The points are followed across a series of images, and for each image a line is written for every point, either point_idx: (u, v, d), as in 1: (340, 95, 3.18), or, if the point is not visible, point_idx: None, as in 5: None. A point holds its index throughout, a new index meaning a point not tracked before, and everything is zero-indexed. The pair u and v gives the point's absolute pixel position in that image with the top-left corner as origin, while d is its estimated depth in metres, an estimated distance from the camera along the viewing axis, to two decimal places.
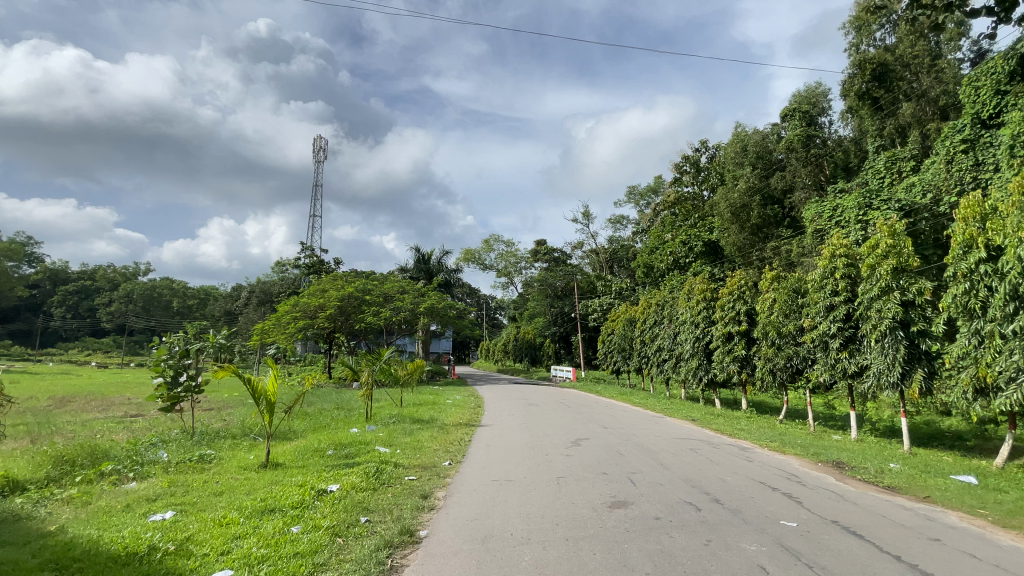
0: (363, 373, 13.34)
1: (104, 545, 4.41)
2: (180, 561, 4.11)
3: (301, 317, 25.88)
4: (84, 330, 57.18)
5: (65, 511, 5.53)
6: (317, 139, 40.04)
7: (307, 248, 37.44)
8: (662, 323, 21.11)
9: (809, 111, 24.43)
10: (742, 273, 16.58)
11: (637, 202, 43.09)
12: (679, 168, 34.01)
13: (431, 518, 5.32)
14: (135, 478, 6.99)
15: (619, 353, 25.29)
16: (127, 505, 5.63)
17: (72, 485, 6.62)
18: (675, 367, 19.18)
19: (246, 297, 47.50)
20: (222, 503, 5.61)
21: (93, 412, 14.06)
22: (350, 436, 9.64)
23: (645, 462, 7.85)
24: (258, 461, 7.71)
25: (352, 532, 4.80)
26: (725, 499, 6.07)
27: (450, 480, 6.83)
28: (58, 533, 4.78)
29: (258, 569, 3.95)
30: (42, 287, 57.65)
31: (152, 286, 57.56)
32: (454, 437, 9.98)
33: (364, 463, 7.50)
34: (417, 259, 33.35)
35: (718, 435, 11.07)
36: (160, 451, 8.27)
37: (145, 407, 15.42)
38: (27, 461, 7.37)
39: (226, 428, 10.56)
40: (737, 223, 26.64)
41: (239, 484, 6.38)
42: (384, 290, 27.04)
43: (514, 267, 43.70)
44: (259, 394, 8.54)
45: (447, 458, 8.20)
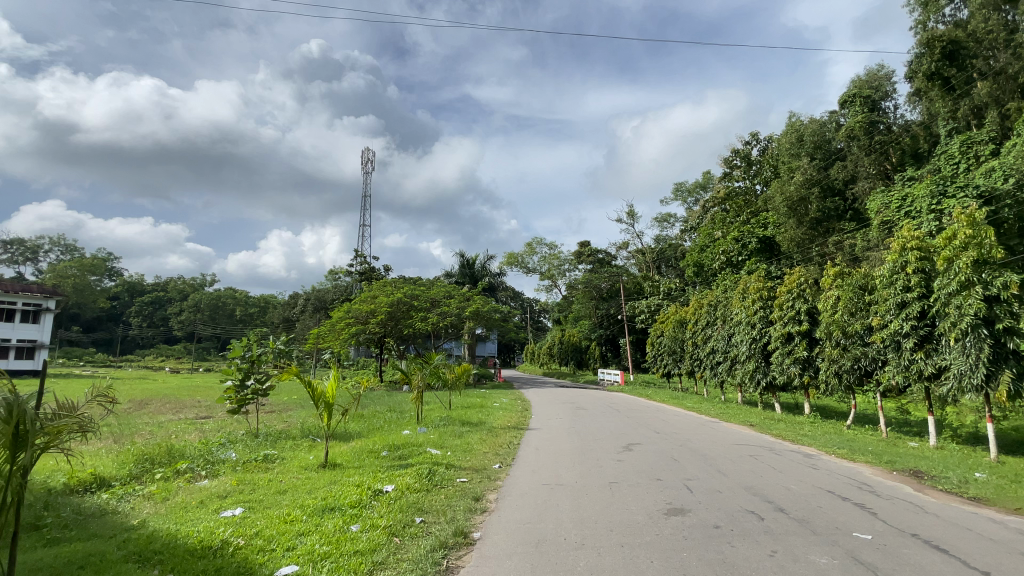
0: (413, 376, 13.65)
1: (181, 539, 4.71)
2: (252, 555, 4.33)
3: (353, 322, 26.78)
4: (158, 338, 61.50)
5: (147, 507, 5.96)
6: (365, 152, 41.61)
7: (359, 255, 38.85)
8: (715, 324, 20.35)
9: (871, 96, 23.28)
10: (801, 270, 15.81)
11: (685, 199, 41.90)
12: (728, 162, 32.75)
13: (484, 520, 5.34)
14: (207, 476, 7.46)
15: (669, 357, 24.51)
16: (200, 501, 5.99)
17: (152, 482, 7.12)
18: (730, 370, 18.41)
19: (302, 304, 49.79)
20: (286, 501, 5.86)
21: (166, 414, 15.06)
22: (403, 438, 9.87)
23: (702, 468, 7.57)
24: (318, 461, 8.03)
25: (408, 532, 4.89)
26: (790, 508, 5.74)
27: (502, 483, 6.82)
28: (140, 527, 5.14)
29: (322, 566, 4.09)
30: (121, 298, 62.42)
31: (217, 296, 61.08)
32: (504, 439, 10.02)
33: (417, 464, 7.68)
34: (461, 264, 33.86)
35: (779, 441, 10.54)
36: (229, 451, 8.78)
37: (213, 409, 16.44)
38: (115, 459, 8.00)
39: (288, 430, 11.09)
40: (794, 217, 25.24)
41: (299, 484, 6.62)
42: (430, 296, 27.64)
43: (557, 269, 43.35)
44: (318, 397, 8.91)
45: (497, 461, 8.22)
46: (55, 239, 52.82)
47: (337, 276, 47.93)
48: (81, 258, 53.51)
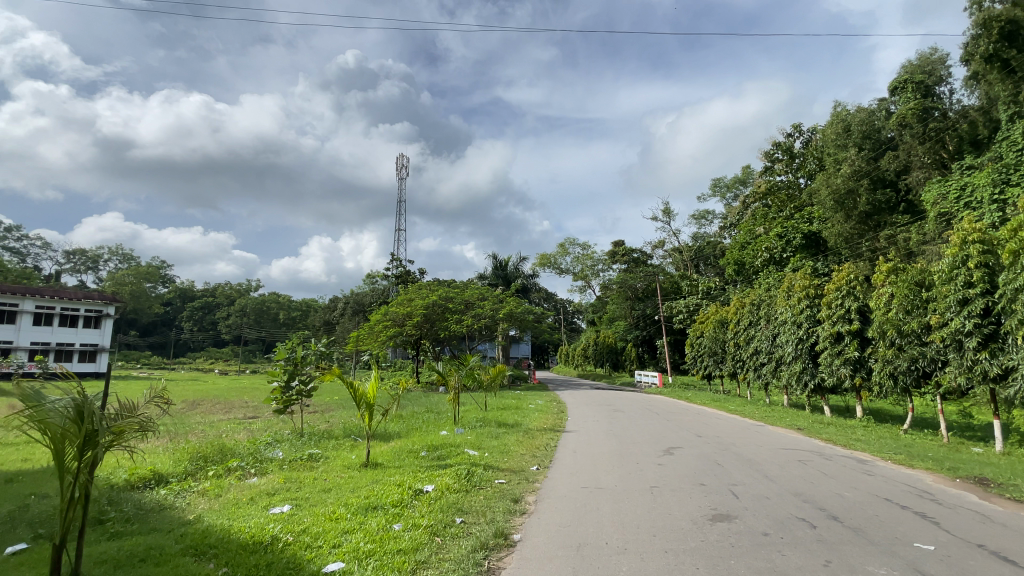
0: (450, 377, 13.80)
1: (234, 534, 4.91)
2: (300, 552, 4.46)
3: (390, 325, 27.26)
4: (208, 341, 64.54)
5: (201, 503, 6.25)
6: (400, 158, 42.50)
7: (395, 259, 39.67)
8: (758, 323, 19.66)
9: (924, 81, 22.15)
10: (851, 266, 15.11)
11: (723, 194, 40.75)
12: (769, 156, 31.66)
13: (524, 522, 5.33)
14: (255, 474, 7.75)
15: (709, 358, 23.82)
16: (250, 498, 6.23)
17: (205, 479, 7.47)
18: (775, 372, 17.74)
19: (341, 308, 51.21)
20: (331, 499, 6.04)
21: (217, 414, 15.77)
22: (441, 439, 9.99)
23: (747, 473, 7.32)
24: (360, 460, 8.22)
25: (449, 532, 4.93)
26: (844, 517, 5.47)
27: (540, 485, 6.79)
28: (196, 522, 5.40)
29: (366, 564, 4.18)
30: (174, 304, 65.82)
31: (262, 301, 63.51)
32: (541, 441, 9.99)
33: (456, 464, 7.74)
34: (494, 266, 34.03)
35: (829, 445, 10.08)
36: (276, 450, 9.11)
37: (260, 410, 17.13)
38: (171, 457, 8.44)
39: (331, 429, 11.42)
40: (841, 211, 24.08)
41: (343, 483, 6.78)
42: (464, 298, 27.88)
43: (591, 270, 42.89)
44: (360, 397, 9.14)
45: (535, 463, 8.20)
46: (114, 249, 56.28)
47: (374, 280, 49.08)
48: (138, 267, 56.79)
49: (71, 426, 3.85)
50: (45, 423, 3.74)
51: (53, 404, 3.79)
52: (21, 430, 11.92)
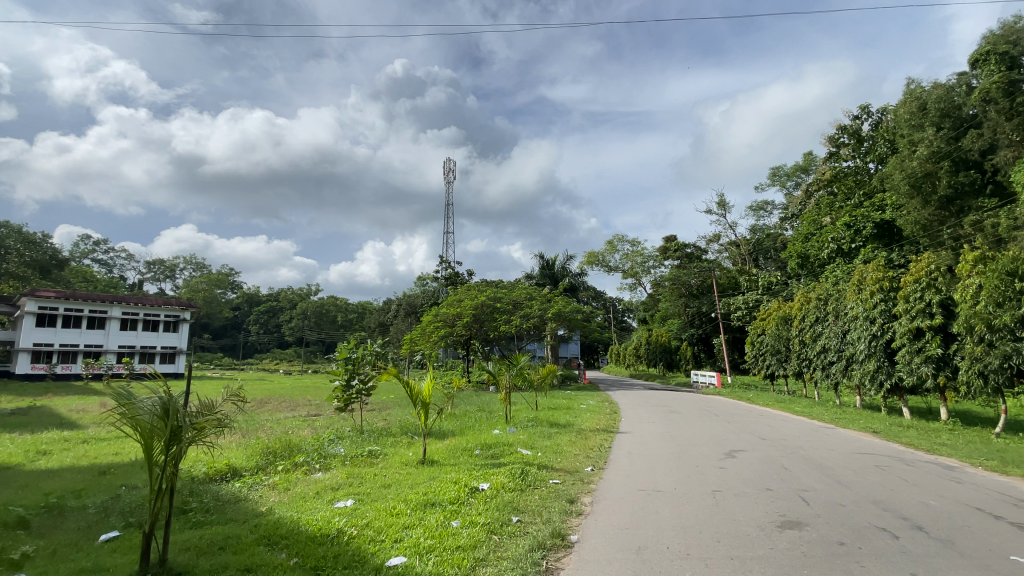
0: (500, 376, 13.87)
1: (302, 526, 5.16)
2: (364, 545, 4.62)
3: (442, 326, 27.84)
4: (273, 343, 68.31)
5: (272, 496, 6.61)
6: (447, 162, 43.36)
7: (444, 261, 40.48)
8: (826, 320, 18.50)
9: (1009, 51, 20.02)
10: (930, 256, 13.96)
11: (783, 183, 38.72)
12: (834, 141, 29.81)
13: (581, 523, 5.28)
14: (320, 469, 8.12)
15: (772, 356, 22.67)
16: (317, 492, 6.54)
17: (275, 473, 7.91)
18: (846, 372, 16.61)
19: (395, 309, 52.77)
20: (391, 495, 6.23)
21: (284, 412, 16.68)
22: (494, 437, 10.06)
23: (817, 478, 6.90)
24: (417, 457, 8.44)
25: (506, 531, 4.96)
26: (929, 527, 5.04)
27: (596, 487, 6.70)
28: (269, 514, 5.72)
29: (427, 559, 4.27)
30: (242, 308, 70.23)
31: (321, 304, 66.52)
32: (594, 442, 9.85)
33: (510, 463, 7.77)
34: (541, 265, 33.97)
35: (910, 450, 9.31)
36: (338, 446, 9.50)
37: (322, 408, 17.98)
38: (244, 452, 9.01)
39: (388, 427, 11.79)
40: (917, 197, 22.26)
41: (401, 479, 6.99)
42: (513, 298, 27.94)
43: (641, 266, 41.91)
44: (416, 396, 9.38)
45: (589, 464, 8.09)
46: (189, 258, 60.75)
47: (425, 282, 50.28)
48: (209, 274, 61.08)
49: (158, 423, 4.17)
50: (137, 419, 4.09)
51: (142, 403, 4.14)
52: (114, 426, 13.11)
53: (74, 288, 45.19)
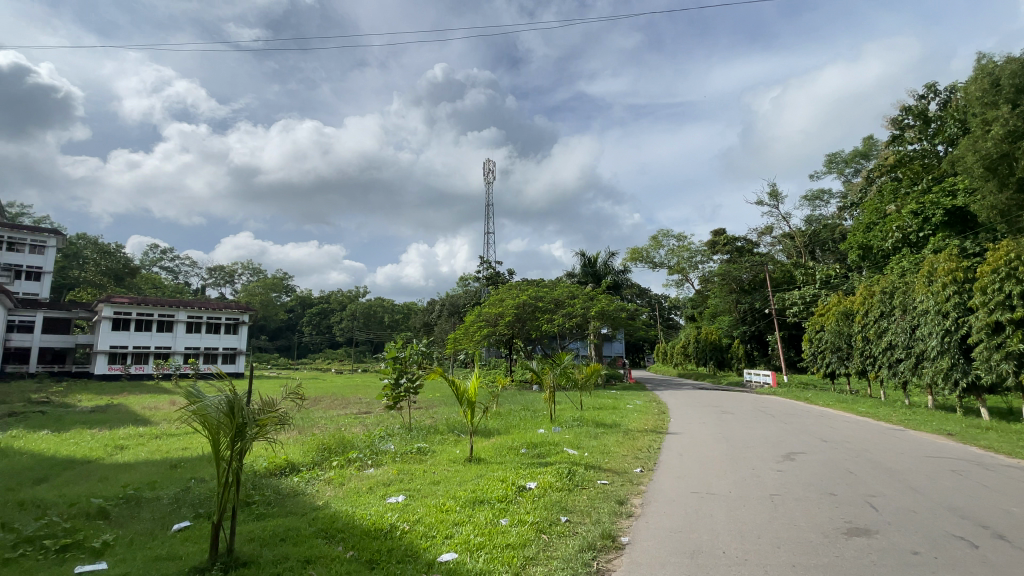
0: (544, 376, 13.81)
1: (357, 520, 5.34)
2: (416, 540, 4.72)
3: (484, 325, 28.09)
4: (325, 343, 71.09)
5: (327, 490, 6.88)
6: (487, 163, 43.67)
7: (485, 261, 40.82)
8: (892, 314, 17.34)
9: None
10: (1010, 243, 12.83)
11: (841, 170, 36.59)
12: (897, 123, 27.89)
13: (631, 525, 5.19)
14: (372, 466, 8.38)
15: (832, 354, 21.45)
16: (369, 488, 6.76)
17: (330, 468, 8.22)
18: (916, 369, 15.51)
19: (439, 310, 53.69)
20: (441, 491, 6.34)
21: (337, 409, 17.33)
22: (540, 437, 10.05)
23: (885, 483, 6.48)
24: (464, 455, 8.55)
25: (555, 530, 4.93)
26: (1016, 537, 4.62)
27: (646, 488, 6.57)
28: (326, 507, 5.95)
29: (478, 556, 4.31)
30: (295, 310, 73.49)
31: (369, 305, 68.61)
32: (642, 443, 9.66)
33: (556, 463, 7.73)
34: (583, 263, 33.62)
35: (990, 454, 8.56)
36: (388, 443, 9.77)
37: (372, 406, 18.56)
38: (301, 448, 9.43)
39: (435, 425, 12.02)
40: (994, 179, 20.42)
41: (450, 476, 7.10)
42: (555, 296, 27.76)
43: (688, 262, 40.68)
44: (462, 395, 9.51)
45: (638, 465, 7.93)
46: (246, 264, 64.13)
47: (467, 282, 50.89)
48: (265, 279, 64.29)
49: (225, 419, 4.41)
50: (205, 416, 4.34)
51: (211, 401, 4.39)
52: (184, 422, 14.04)
53: (145, 294, 48.74)
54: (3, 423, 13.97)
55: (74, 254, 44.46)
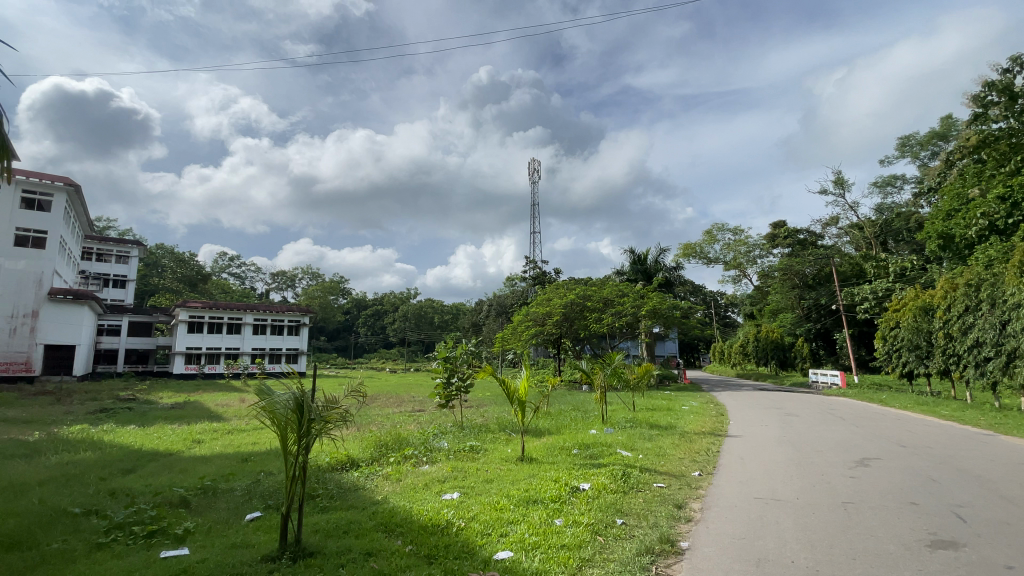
0: (594, 376, 13.61)
1: (415, 515, 5.48)
2: (473, 537, 4.77)
3: (532, 325, 28.10)
4: (379, 343, 73.47)
5: (386, 486, 7.10)
6: (532, 162, 43.70)
7: (531, 260, 40.79)
8: (979, 309, 15.80)
9: None
10: None
11: (916, 154, 33.86)
12: (979, 100, 25.48)
13: (691, 529, 5.02)
14: (427, 462, 8.58)
15: (909, 352, 19.85)
16: (425, 484, 6.91)
17: (388, 464, 8.49)
18: (1008, 369, 14.09)
19: (487, 310, 54.20)
20: (495, 490, 6.39)
21: (391, 407, 17.89)
22: (592, 437, 9.93)
23: (976, 493, 5.90)
24: (516, 454, 8.59)
25: (610, 532, 4.86)
26: None
27: (705, 492, 6.34)
28: (385, 502, 6.15)
29: (533, 555, 4.31)
30: (351, 312, 76.42)
31: (420, 306, 70.33)
32: (700, 445, 9.32)
33: (610, 465, 7.60)
34: (632, 261, 32.93)
35: None
36: (442, 440, 9.98)
37: (425, 404, 19.00)
38: (360, 444, 9.80)
39: (486, 423, 12.16)
40: None
41: (503, 475, 7.16)
42: (604, 295, 27.31)
43: (745, 256, 38.92)
44: (513, 394, 9.54)
45: (697, 468, 7.67)
46: (305, 268, 67.38)
47: (514, 282, 51.10)
48: (323, 282, 67.27)
49: (292, 416, 4.67)
50: (274, 412, 4.60)
51: (279, 398, 4.65)
52: (253, 419, 14.91)
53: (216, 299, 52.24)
54: (96, 418, 15.33)
55: (154, 262, 48.43)
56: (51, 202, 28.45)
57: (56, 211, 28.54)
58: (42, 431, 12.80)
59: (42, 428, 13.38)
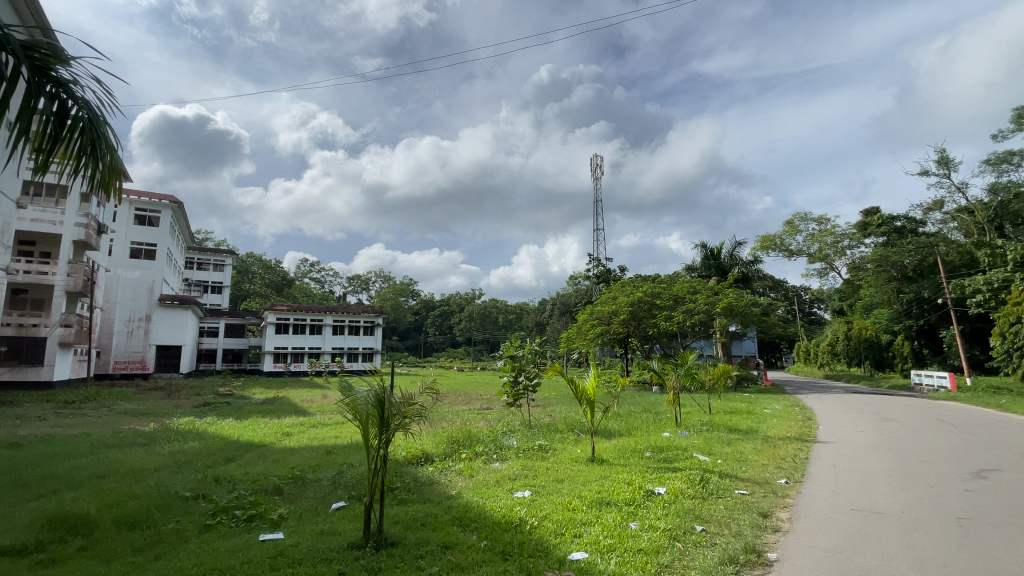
0: (666, 377, 13.12)
1: (488, 511, 5.58)
2: (546, 536, 4.78)
3: (598, 324, 27.63)
4: (447, 343, 75.53)
5: (459, 481, 7.29)
6: (595, 158, 43.10)
7: (596, 258, 40.12)
8: None
9: None
10: None
11: None
12: None
13: (779, 540, 4.70)
14: (497, 460, 8.70)
15: None
16: (496, 481, 7.00)
17: (460, 459, 8.71)
18: None
19: (551, 309, 54.09)
20: (566, 490, 6.34)
21: (460, 405, 18.33)
22: (666, 440, 9.62)
23: None
24: (586, 455, 8.49)
25: (690, 539, 4.66)
26: None
27: (793, 501, 5.92)
28: (459, 497, 6.31)
29: (609, 557, 4.23)
30: (420, 313, 79.20)
31: (485, 306, 71.64)
32: (785, 451, 8.71)
33: (686, 469, 7.31)
34: (704, 256, 31.48)
35: None
36: (511, 438, 10.07)
37: (492, 402, 19.30)
38: (434, 439, 10.11)
39: (555, 423, 12.10)
40: None
41: (574, 475, 7.10)
42: (673, 293, 26.29)
43: (832, 247, 35.89)
44: (582, 394, 9.42)
45: (783, 476, 7.16)
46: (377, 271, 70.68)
47: (578, 280, 50.64)
48: (394, 284, 70.25)
49: (373, 411, 4.90)
50: (357, 407, 4.87)
51: (361, 394, 4.92)
52: (334, 414, 15.89)
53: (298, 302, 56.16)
54: (201, 412, 17.03)
55: (245, 269, 52.94)
56: (159, 218, 31.92)
57: (163, 225, 31.99)
58: (156, 422, 14.39)
59: (156, 419, 15.03)
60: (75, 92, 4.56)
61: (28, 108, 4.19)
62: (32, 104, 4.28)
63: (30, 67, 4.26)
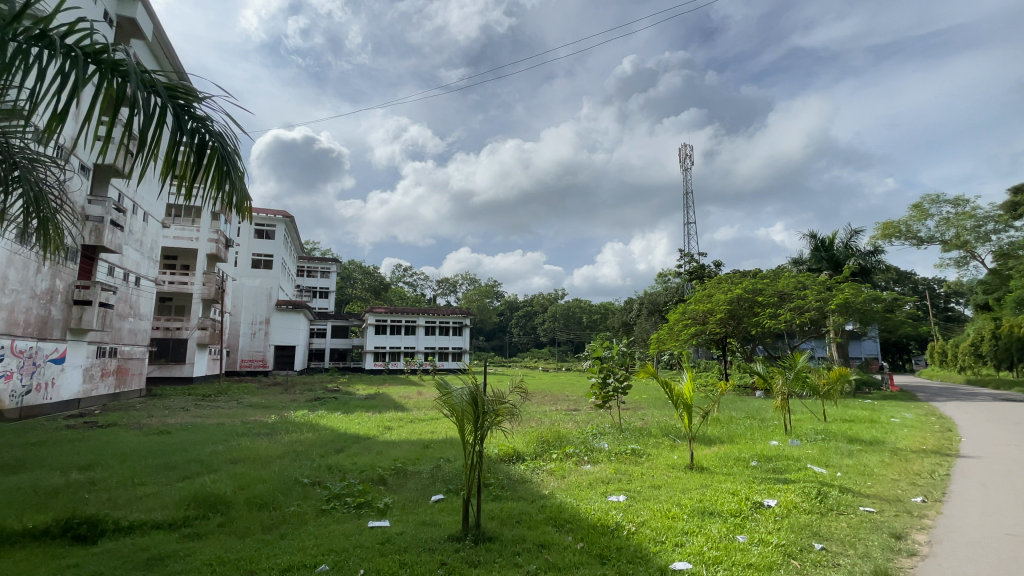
0: (773, 381, 12.07)
1: (583, 513, 5.52)
2: (645, 543, 4.62)
3: (692, 323, 26.24)
4: (531, 343, 76.19)
5: (551, 480, 7.32)
6: (683, 149, 41.11)
7: (687, 254, 38.16)
8: None
9: None
10: None
11: None
12: None
13: (917, 565, 4.15)
14: (589, 462, 8.58)
15: None
16: (590, 483, 6.93)
17: (550, 460, 8.72)
18: None
19: (638, 308, 52.45)
20: (664, 497, 6.09)
21: (548, 405, 18.38)
22: (773, 449, 8.91)
23: None
24: (684, 461, 8.09)
25: (808, 557, 4.26)
26: None
27: (931, 523, 5.18)
28: (552, 497, 6.31)
29: (715, 570, 4.00)
30: (505, 313, 80.68)
31: (569, 306, 71.34)
32: (920, 466, 7.66)
33: (800, 481, 6.70)
34: (813, 248, 28.71)
35: None
36: (602, 441, 9.90)
37: (580, 403, 19.11)
38: (524, 439, 10.23)
39: (647, 427, 11.67)
40: None
41: (672, 482, 6.79)
42: (778, 288, 24.13)
43: (973, 232, 30.98)
44: (678, 396, 8.99)
45: (918, 493, 6.28)
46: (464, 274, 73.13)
47: (667, 278, 48.56)
48: (480, 286, 72.16)
49: (468, 408, 5.05)
50: (453, 404, 5.05)
51: (457, 392, 5.10)
52: (429, 410, 16.67)
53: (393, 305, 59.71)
54: (312, 406, 18.74)
55: (347, 275, 57.40)
56: (275, 231, 35.72)
57: (278, 237, 35.77)
58: (276, 414, 16.09)
59: (276, 412, 16.81)
60: (209, 125, 5.21)
61: (172, 142, 4.85)
62: (177, 138, 4.93)
63: (174, 106, 4.91)
